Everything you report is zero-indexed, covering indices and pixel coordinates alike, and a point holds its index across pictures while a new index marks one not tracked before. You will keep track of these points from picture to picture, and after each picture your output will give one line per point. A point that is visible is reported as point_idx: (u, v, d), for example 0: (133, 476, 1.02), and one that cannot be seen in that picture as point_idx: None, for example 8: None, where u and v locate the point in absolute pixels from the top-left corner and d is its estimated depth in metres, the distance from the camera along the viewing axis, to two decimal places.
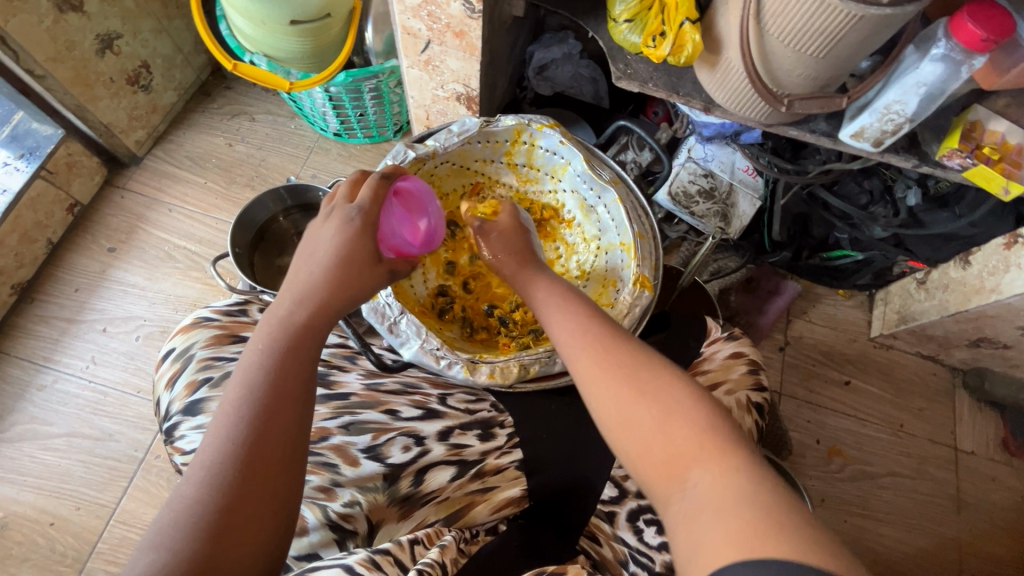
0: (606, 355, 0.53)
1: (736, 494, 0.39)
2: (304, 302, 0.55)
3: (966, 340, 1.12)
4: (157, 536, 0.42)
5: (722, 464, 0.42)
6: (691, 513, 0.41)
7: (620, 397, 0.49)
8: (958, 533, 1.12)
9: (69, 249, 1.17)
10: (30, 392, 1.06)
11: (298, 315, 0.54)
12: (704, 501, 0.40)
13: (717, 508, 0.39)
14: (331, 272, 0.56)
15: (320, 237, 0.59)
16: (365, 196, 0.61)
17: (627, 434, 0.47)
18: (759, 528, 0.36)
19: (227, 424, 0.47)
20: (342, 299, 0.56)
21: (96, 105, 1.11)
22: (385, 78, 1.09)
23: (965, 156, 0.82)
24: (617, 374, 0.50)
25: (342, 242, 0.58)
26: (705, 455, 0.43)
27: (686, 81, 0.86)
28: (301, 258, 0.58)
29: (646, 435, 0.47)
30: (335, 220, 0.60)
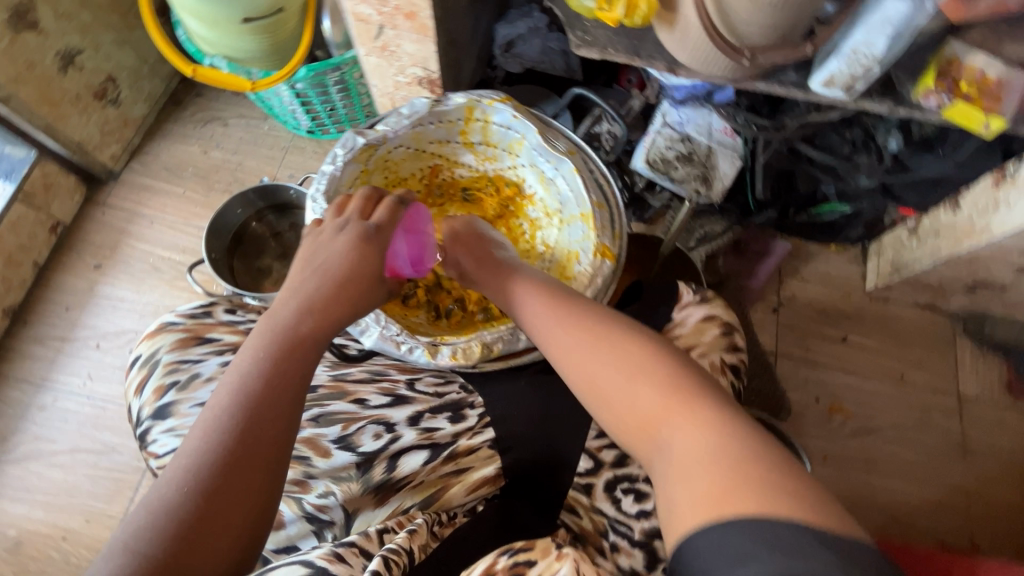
0: (585, 327, 0.54)
1: (707, 446, 0.41)
2: (310, 313, 0.54)
3: (963, 285, 1.09)
4: (129, 537, 0.41)
5: (694, 421, 0.44)
6: (675, 470, 0.42)
7: (598, 373, 0.50)
8: (966, 480, 1.10)
9: (56, 269, 1.19)
10: (31, 412, 1.08)
11: (302, 324, 0.53)
12: (682, 456, 0.42)
13: (696, 464, 0.41)
14: (337, 281, 0.57)
15: (331, 247, 0.60)
16: (381, 217, 0.63)
17: (609, 404, 0.49)
18: (741, 477, 0.38)
19: (214, 426, 0.45)
20: (343, 308, 0.56)
21: (65, 123, 1.11)
22: (348, 70, 1.07)
23: (942, 94, 0.80)
24: (599, 352, 0.51)
25: (353, 255, 0.59)
26: (678, 417, 0.45)
27: (647, 43, 0.84)
28: (303, 263, 0.59)
29: (625, 402, 0.48)
30: (349, 234, 0.61)
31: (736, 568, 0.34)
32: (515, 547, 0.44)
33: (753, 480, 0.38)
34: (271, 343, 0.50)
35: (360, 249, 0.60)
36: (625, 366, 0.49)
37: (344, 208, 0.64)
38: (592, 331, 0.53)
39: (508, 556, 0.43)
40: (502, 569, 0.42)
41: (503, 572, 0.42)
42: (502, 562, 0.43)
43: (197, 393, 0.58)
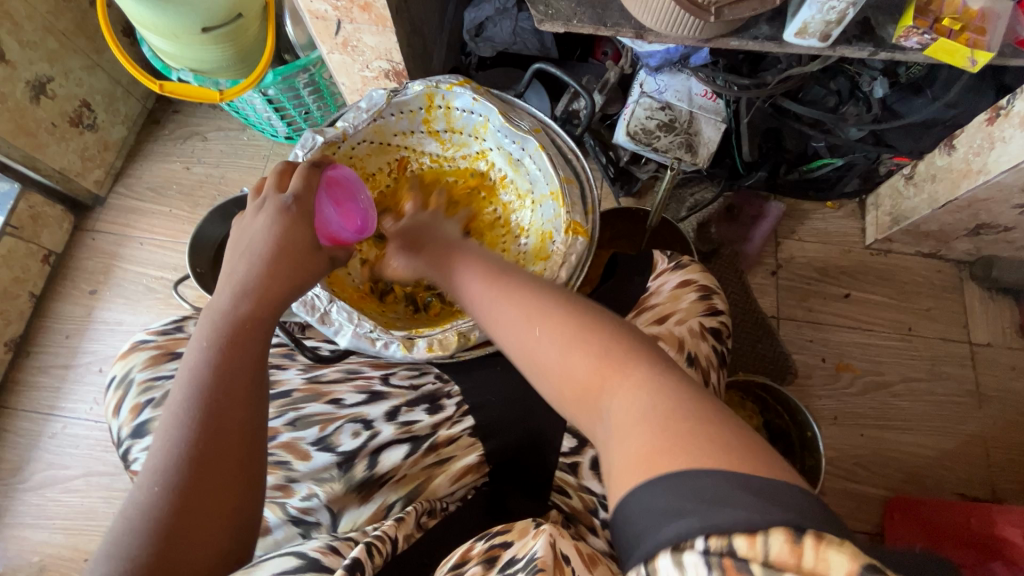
0: (522, 300, 0.51)
1: (640, 406, 0.38)
2: (247, 296, 0.54)
3: (965, 230, 1.06)
4: (112, 545, 0.42)
5: (636, 384, 0.41)
6: (615, 433, 0.39)
7: (531, 345, 0.48)
8: (984, 428, 1.08)
9: (53, 298, 1.20)
10: (43, 440, 1.10)
11: (240, 308, 0.53)
12: (622, 418, 0.39)
13: (630, 422, 0.38)
14: (266, 261, 0.56)
15: (253, 227, 0.58)
16: (296, 187, 0.60)
17: (545, 372, 0.46)
18: (676, 437, 0.35)
19: (173, 427, 0.46)
20: (283, 286, 0.56)
21: (44, 152, 1.11)
22: (317, 70, 1.06)
23: (923, 32, 0.75)
24: (539, 326, 0.48)
25: (277, 230, 0.57)
26: (616, 378, 0.42)
27: (612, 11, 0.81)
28: (231, 252, 0.58)
29: (562, 365, 0.45)
30: (268, 210, 0.59)
31: (667, 525, 0.31)
32: (492, 533, 0.45)
33: (688, 430, 0.35)
34: (216, 334, 0.51)
35: (278, 224, 0.58)
36: (558, 333, 0.46)
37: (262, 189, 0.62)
38: (530, 306, 0.50)
39: (483, 542, 0.44)
40: (478, 554, 0.43)
41: (478, 556, 0.43)
42: (479, 546, 0.44)
43: None
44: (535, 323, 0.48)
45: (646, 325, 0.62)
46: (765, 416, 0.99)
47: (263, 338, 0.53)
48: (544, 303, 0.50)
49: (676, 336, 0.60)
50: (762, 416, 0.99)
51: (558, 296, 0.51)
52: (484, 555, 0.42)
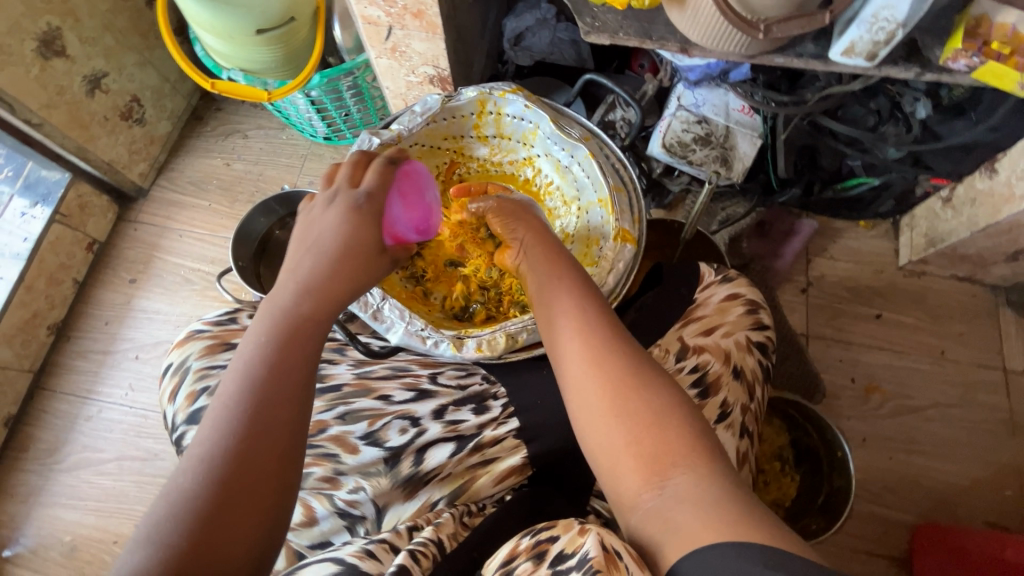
0: (596, 346, 0.50)
1: (714, 496, 0.41)
2: (308, 295, 0.55)
3: (1003, 255, 1.05)
4: (151, 526, 0.44)
5: (704, 469, 0.44)
6: (667, 507, 0.42)
7: (603, 401, 0.48)
8: (1017, 458, 1.06)
9: (94, 285, 1.23)
10: (79, 423, 1.13)
11: (301, 306, 0.54)
12: (683, 501, 0.42)
13: (696, 505, 0.41)
14: (332, 262, 0.57)
15: (323, 222, 0.59)
16: (371, 182, 0.63)
17: (599, 436, 0.47)
18: (733, 532, 0.38)
19: (223, 417, 0.48)
20: (344, 289, 0.57)
21: (94, 144, 1.15)
22: (360, 74, 1.08)
23: (971, 55, 0.76)
24: (608, 394, 0.47)
25: (346, 229, 0.58)
26: (692, 459, 0.44)
27: (658, 24, 0.82)
28: (297, 243, 0.59)
29: (634, 432, 0.46)
30: (339, 206, 0.60)
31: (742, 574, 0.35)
32: (536, 529, 0.46)
33: (757, 527, 0.38)
34: (274, 329, 0.52)
35: (356, 250, 0.58)
36: (630, 408, 0.47)
37: (334, 179, 0.64)
38: (605, 364, 0.49)
39: (529, 538, 0.45)
40: (524, 550, 0.44)
41: (526, 553, 0.44)
42: (525, 544, 0.45)
43: None
44: (607, 391, 0.48)
45: (693, 336, 0.62)
46: (794, 433, 0.99)
47: (318, 339, 0.55)
48: (624, 365, 0.49)
49: (723, 348, 0.61)
50: (790, 434, 0.99)
51: (633, 351, 0.50)
52: (531, 551, 0.43)
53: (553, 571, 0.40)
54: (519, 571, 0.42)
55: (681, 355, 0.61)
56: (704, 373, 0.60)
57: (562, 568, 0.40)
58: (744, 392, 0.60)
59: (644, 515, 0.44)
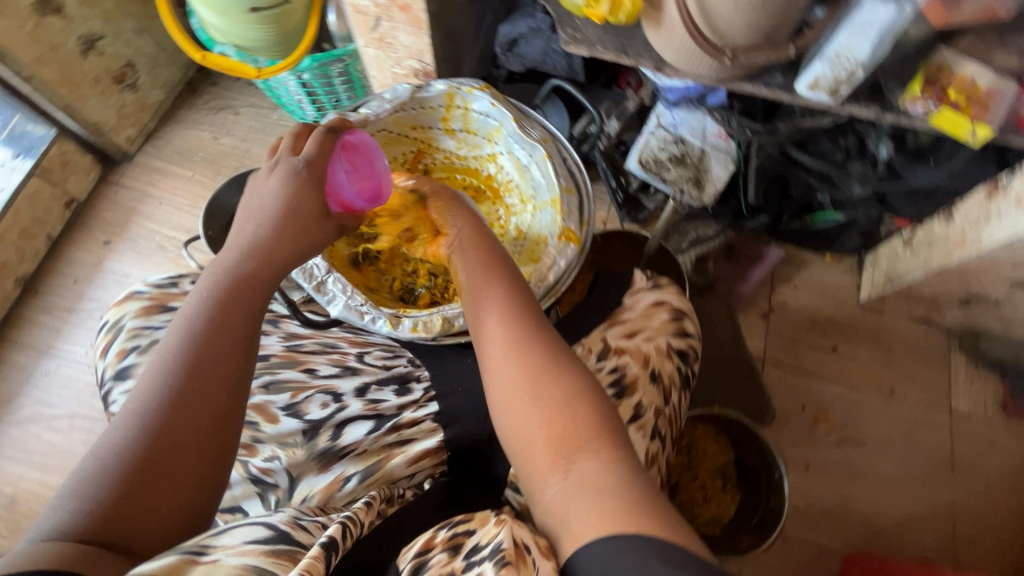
0: (518, 332, 0.52)
1: (614, 484, 0.43)
2: (251, 256, 0.57)
3: (956, 299, 1.08)
4: (79, 483, 0.44)
5: (608, 454, 0.45)
6: (569, 494, 0.43)
7: (521, 383, 0.49)
8: (954, 497, 1.08)
9: (68, 243, 1.24)
10: (35, 378, 1.13)
11: (244, 266, 0.56)
12: (581, 488, 0.43)
13: (595, 494, 0.42)
14: (275, 224, 0.59)
15: (264, 188, 0.61)
16: (310, 147, 0.64)
17: (513, 421, 0.49)
18: (632, 523, 0.39)
19: (159, 372, 0.49)
20: (287, 251, 0.59)
21: (83, 103, 1.16)
22: (351, 62, 1.10)
23: (928, 100, 0.80)
24: (526, 377, 0.49)
25: (288, 192, 0.61)
26: (595, 445, 0.46)
27: (636, 41, 0.85)
28: (246, 208, 0.61)
29: (544, 418, 0.47)
30: (281, 172, 0.62)
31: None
32: (455, 522, 0.46)
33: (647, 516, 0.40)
34: (217, 288, 0.54)
35: (296, 213, 0.61)
36: (544, 393, 0.49)
37: (278, 149, 0.66)
38: (523, 347, 0.51)
39: (447, 530, 0.44)
40: (441, 542, 0.43)
41: (441, 544, 0.43)
42: (441, 536, 0.44)
43: None
44: (524, 375, 0.50)
45: (615, 338, 0.64)
46: (738, 453, 1.01)
47: (261, 299, 0.56)
48: (541, 352, 0.51)
49: (642, 352, 0.63)
50: (734, 453, 1.01)
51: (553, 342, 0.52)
52: (448, 542, 0.43)
53: (465, 563, 0.39)
54: (433, 562, 0.41)
55: (601, 355, 0.63)
56: (621, 374, 0.62)
57: (475, 559, 0.39)
58: (658, 395, 0.62)
59: (551, 500, 0.44)
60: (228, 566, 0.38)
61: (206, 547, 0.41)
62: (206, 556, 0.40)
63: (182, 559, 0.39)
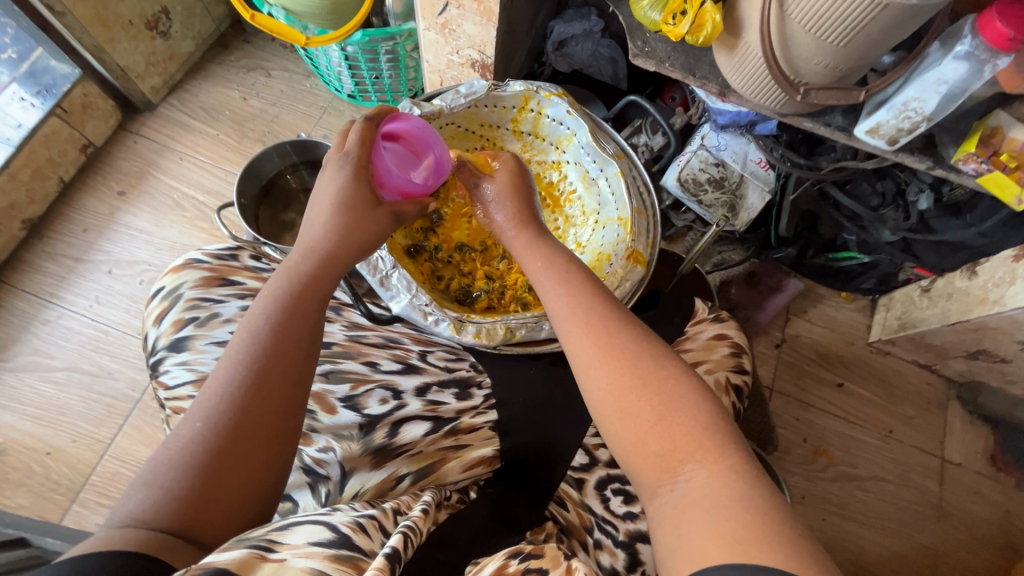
0: (608, 339, 0.52)
1: (732, 495, 0.41)
2: (311, 255, 0.58)
3: (965, 351, 1.11)
4: (151, 473, 0.46)
5: (718, 465, 0.44)
6: (681, 506, 0.43)
7: (618, 397, 0.49)
8: (937, 541, 1.12)
9: (80, 189, 1.19)
10: (35, 325, 1.09)
11: (304, 265, 0.57)
12: (692, 499, 0.42)
13: (707, 506, 0.41)
14: (332, 220, 0.59)
15: (320, 186, 0.62)
16: (353, 140, 0.62)
17: (617, 428, 0.49)
18: (754, 540, 0.37)
19: (225, 368, 0.50)
20: (349, 250, 0.60)
21: (113, 46, 1.11)
22: (402, 41, 1.07)
23: (981, 161, 0.80)
24: (628, 385, 0.49)
25: (340, 187, 0.60)
26: (703, 453, 0.45)
27: (703, 63, 0.85)
28: (311, 207, 0.61)
29: (643, 429, 0.47)
30: (330, 168, 0.62)
31: None
32: (526, 553, 0.47)
33: (773, 530, 0.38)
34: (280, 286, 0.55)
35: (357, 208, 0.61)
36: (647, 401, 0.48)
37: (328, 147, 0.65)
38: (617, 358, 0.51)
39: (519, 561, 0.46)
40: (514, 572, 0.45)
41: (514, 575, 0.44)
42: (514, 565, 0.45)
43: (215, 331, 0.61)
44: (620, 383, 0.49)
45: None
46: None
47: (325, 298, 0.57)
48: (641, 358, 0.50)
49: None
50: None
51: (642, 343, 0.52)
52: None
53: None
54: None
55: None
56: None
57: None
58: None
59: (660, 510, 0.44)
60: (296, 567, 0.38)
61: (274, 543, 0.41)
62: (274, 553, 0.40)
63: (252, 554, 0.39)
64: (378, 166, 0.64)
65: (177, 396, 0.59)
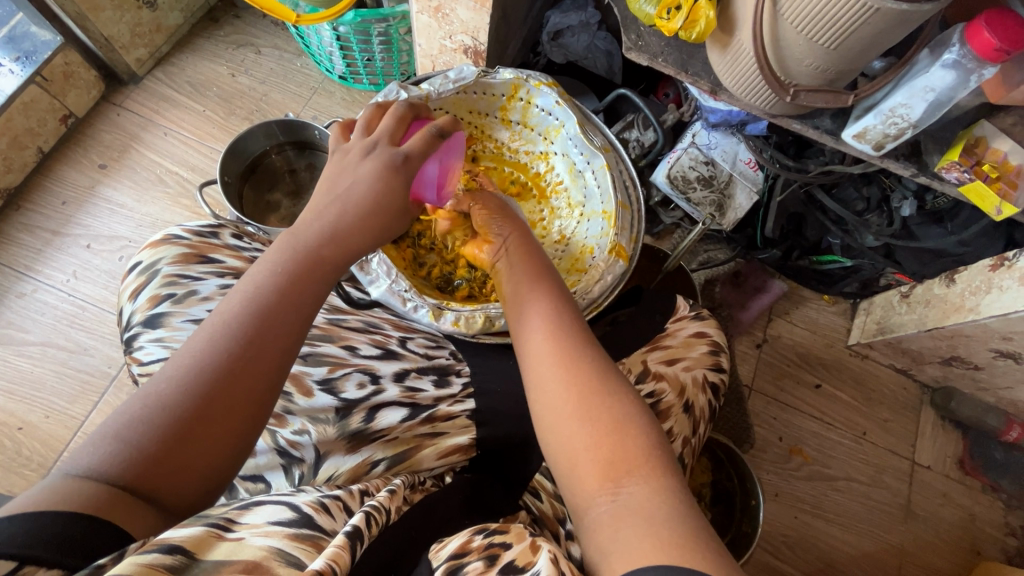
0: (569, 350, 0.53)
1: (668, 512, 0.42)
2: (325, 235, 0.57)
3: (940, 357, 1.13)
4: (121, 427, 0.45)
5: (658, 482, 0.44)
6: (619, 516, 0.43)
7: (568, 406, 0.50)
8: (903, 541, 1.14)
9: (60, 160, 1.17)
10: (9, 298, 1.07)
11: (314, 244, 0.56)
12: (634, 509, 0.43)
13: (649, 520, 0.41)
14: (354, 206, 0.59)
15: (352, 167, 0.61)
16: (411, 142, 0.62)
17: (560, 438, 0.49)
18: (687, 554, 0.38)
19: (217, 336, 0.49)
20: (360, 237, 0.59)
21: (97, 14, 1.09)
22: (395, 24, 1.06)
23: (965, 170, 0.80)
24: (575, 396, 0.50)
25: (378, 180, 0.59)
26: (646, 469, 0.45)
27: (696, 60, 0.84)
28: (330, 182, 0.60)
29: (594, 437, 0.48)
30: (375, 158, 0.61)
31: None
32: (491, 529, 0.47)
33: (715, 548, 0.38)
34: (288, 261, 0.54)
35: (379, 196, 0.59)
36: (594, 414, 0.49)
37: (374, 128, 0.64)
38: (574, 367, 0.52)
39: (483, 536, 0.45)
40: (477, 547, 0.44)
41: (477, 550, 0.44)
42: (478, 541, 0.45)
43: (191, 309, 0.60)
44: (575, 394, 0.50)
45: (656, 363, 0.68)
46: (715, 474, 1.00)
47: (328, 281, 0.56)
48: (601, 363, 0.52)
49: (679, 381, 0.68)
50: (712, 474, 1.00)
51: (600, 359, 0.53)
52: (484, 550, 0.44)
53: None
54: (469, 569, 0.42)
55: (641, 377, 0.67)
56: (657, 400, 0.66)
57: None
58: (689, 425, 0.66)
59: (596, 520, 0.44)
60: (253, 546, 0.39)
61: (232, 523, 0.41)
62: (232, 532, 0.40)
63: (209, 531, 0.39)
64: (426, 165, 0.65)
65: (149, 373, 0.58)
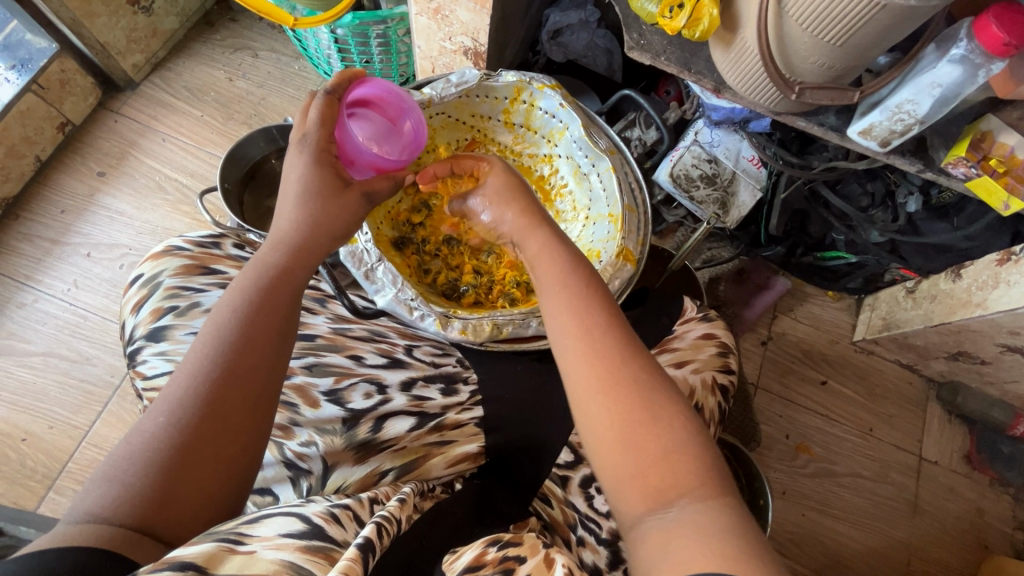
0: (614, 367, 0.50)
1: (690, 522, 0.42)
2: (281, 247, 0.57)
3: (946, 352, 1.12)
4: (113, 467, 0.45)
5: (711, 498, 0.43)
6: (668, 529, 0.42)
7: (617, 427, 0.47)
8: (911, 536, 1.14)
9: (57, 168, 1.16)
10: (10, 308, 1.06)
11: (274, 258, 0.56)
12: (681, 525, 0.41)
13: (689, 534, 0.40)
14: (302, 213, 0.58)
15: (288, 172, 0.60)
16: (313, 119, 0.61)
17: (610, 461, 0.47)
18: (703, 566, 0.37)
19: (194, 363, 0.49)
20: (320, 243, 0.59)
21: (92, 21, 1.08)
22: (394, 25, 1.05)
23: (971, 165, 0.80)
24: (625, 416, 0.47)
25: (307, 173, 0.60)
26: (699, 491, 0.43)
27: (699, 58, 0.84)
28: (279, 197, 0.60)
29: (646, 460, 0.46)
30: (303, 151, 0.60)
31: None
32: (504, 541, 0.46)
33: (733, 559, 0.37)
34: (250, 279, 0.54)
35: (325, 195, 0.59)
36: (642, 440, 0.46)
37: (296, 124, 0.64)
38: (618, 390, 0.49)
39: (497, 549, 0.45)
40: (492, 560, 0.44)
41: (493, 563, 0.43)
42: (493, 554, 0.44)
43: (195, 321, 0.59)
44: (624, 416, 0.47)
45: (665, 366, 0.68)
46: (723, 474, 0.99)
47: (295, 289, 0.56)
48: (629, 359, 0.50)
49: (688, 384, 0.67)
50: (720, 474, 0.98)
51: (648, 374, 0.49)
52: (499, 563, 0.43)
53: None
54: None
55: None
56: None
57: None
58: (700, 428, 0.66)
59: (645, 538, 0.43)
60: (264, 560, 0.38)
61: (243, 536, 0.41)
62: (243, 545, 0.39)
63: (220, 546, 0.38)
64: (339, 137, 0.65)
65: (154, 388, 0.57)
